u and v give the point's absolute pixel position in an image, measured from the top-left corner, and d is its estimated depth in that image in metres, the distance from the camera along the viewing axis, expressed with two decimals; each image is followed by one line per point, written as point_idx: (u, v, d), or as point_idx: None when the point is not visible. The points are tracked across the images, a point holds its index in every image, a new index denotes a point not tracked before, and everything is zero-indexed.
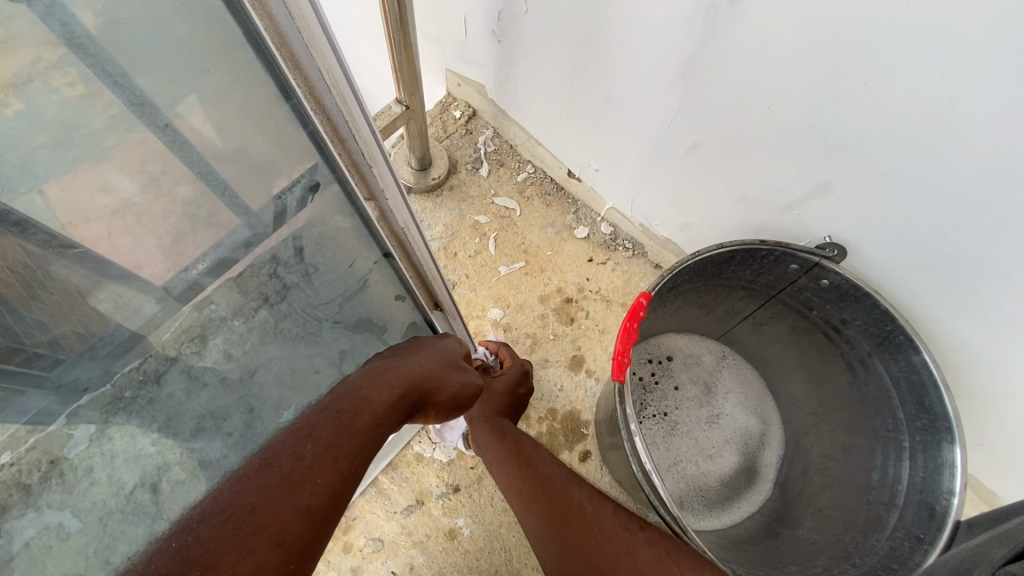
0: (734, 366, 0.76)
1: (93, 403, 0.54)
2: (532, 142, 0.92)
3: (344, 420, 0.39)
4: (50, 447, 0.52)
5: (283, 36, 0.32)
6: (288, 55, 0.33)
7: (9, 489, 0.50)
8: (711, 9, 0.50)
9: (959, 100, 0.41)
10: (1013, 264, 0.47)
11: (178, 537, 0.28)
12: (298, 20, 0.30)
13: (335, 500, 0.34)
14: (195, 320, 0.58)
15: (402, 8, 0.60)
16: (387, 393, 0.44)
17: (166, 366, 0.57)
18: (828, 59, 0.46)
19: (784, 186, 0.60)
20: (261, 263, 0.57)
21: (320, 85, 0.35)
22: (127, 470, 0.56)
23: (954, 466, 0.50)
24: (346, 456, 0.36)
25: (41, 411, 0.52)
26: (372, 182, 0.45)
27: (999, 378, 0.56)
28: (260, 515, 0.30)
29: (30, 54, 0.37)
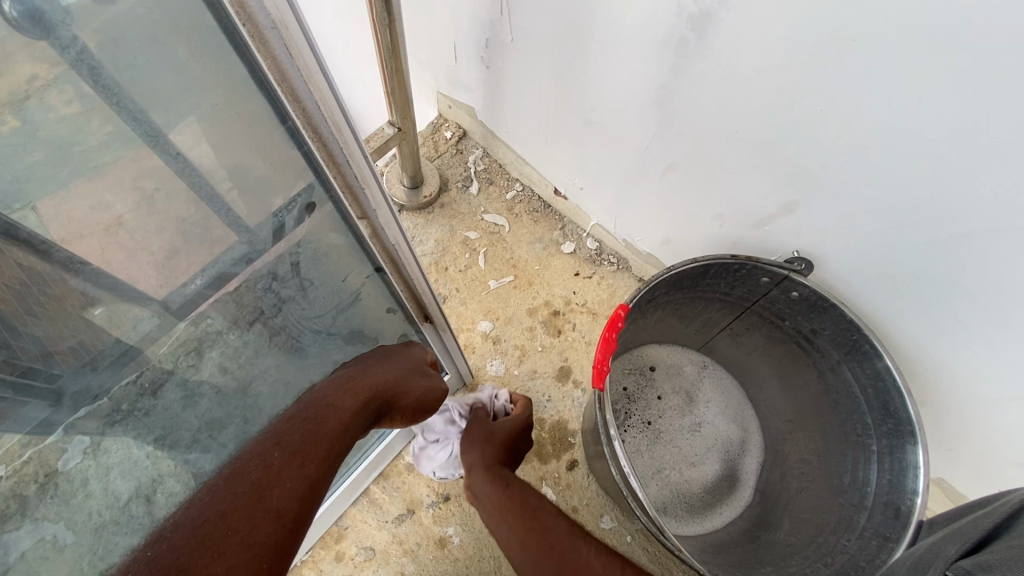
0: (715, 376, 0.79)
1: (91, 414, 0.54)
2: (520, 162, 0.96)
3: (312, 428, 0.42)
4: (46, 461, 0.51)
5: (284, 75, 0.35)
6: (289, 91, 0.36)
7: (7, 500, 0.48)
8: (681, 41, 0.54)
9: (903, 126, 0.45)
10: (963, 277, 0.51)
11: (154, 547, 0.32)
12: (299, 60, 0.33)
13: (302, 502, 0.37)
14: (192, 334, 0.59)
15: (394, 39, 0.64)
16: (353, 399, 0.47)
17: (162, 379, 0.58)
18: (788, 88, 0.49)
19: (755, 204, 0.63)
20: (256, 278, 0.59)
21: (318, 116, 0.38)
22: (123, 482, 0.56)
23: (917, 468, 0.53)
24: (311, 463, 0.40)
25: (43, 419, 0.51)
26: (365, 202, 0.48)
27: (960, 384, 0.59)
28: (232, 521, 0.34)
29: (28, 72, 0.38)
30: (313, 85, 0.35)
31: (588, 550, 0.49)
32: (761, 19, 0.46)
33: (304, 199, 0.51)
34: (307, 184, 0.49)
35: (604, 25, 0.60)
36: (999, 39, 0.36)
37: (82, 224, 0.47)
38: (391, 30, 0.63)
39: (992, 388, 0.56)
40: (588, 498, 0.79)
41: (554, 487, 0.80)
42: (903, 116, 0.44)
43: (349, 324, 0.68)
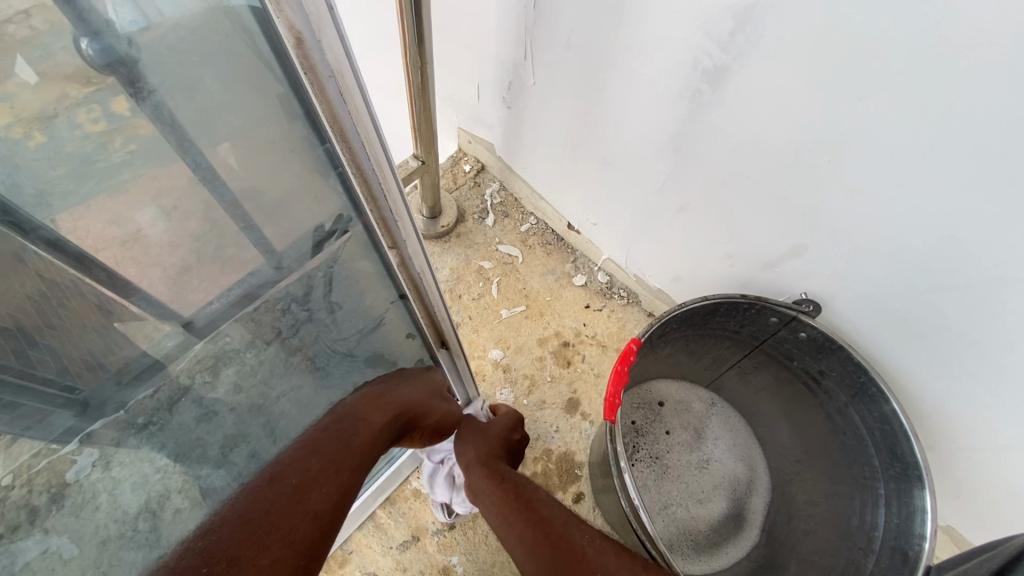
0: (723, 414, 0.79)
1: (108, 426, 0.58)
2: (535, 196, 0.99)
3: (345, 438, 0.46)
4: (55, 471, 0.54)
5: (335, 117, 0.37)
6: (338, 131, 0.38)
7: (19, 509, 0.51)
8: (697, 92, 0.57)
9: (912, 179, 0.47)
10: (970, 326, 0.52)
11: (205, 539, 0.35)
12: (350, 103, 0.36)
13: (336, 505, 0.41)
14: (209, 352, 0.62)
15: (424, 79, 0.69)
16: (381, 413, 0.51)
17: (178, 395, 0.61)
18: (800, 139, 0.52)
19: (766, 246, 0.65)
20: (276, 299, 0.63)
21: (361, 154, 0.40)
22: (128, 497, 0.57)
23: (926, 512, 0.52)
24: (343, 471, 0.43)
25: (68, 427, 0.56)
26: (397, 232, 0.50)
27: (966, 429, 0.60)
28: (273, 518, 0.37)
29: (59, 91, 0.41)
30: (360, 127, 0.38)
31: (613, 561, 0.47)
32: (776, 76, 0.49)
33: (338, 227, 0.54)
34: (343, 213, 0.51)
35: (624, 75, 0.64)
36: (1007, 106, 0.38)
37: (98, 239, 0.51)
38: (423, 72, 0.68)
39: (998, 435, 0.57)
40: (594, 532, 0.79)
41: None
42: (913, 169, 0.46)
43: (366, 348, 0.70)
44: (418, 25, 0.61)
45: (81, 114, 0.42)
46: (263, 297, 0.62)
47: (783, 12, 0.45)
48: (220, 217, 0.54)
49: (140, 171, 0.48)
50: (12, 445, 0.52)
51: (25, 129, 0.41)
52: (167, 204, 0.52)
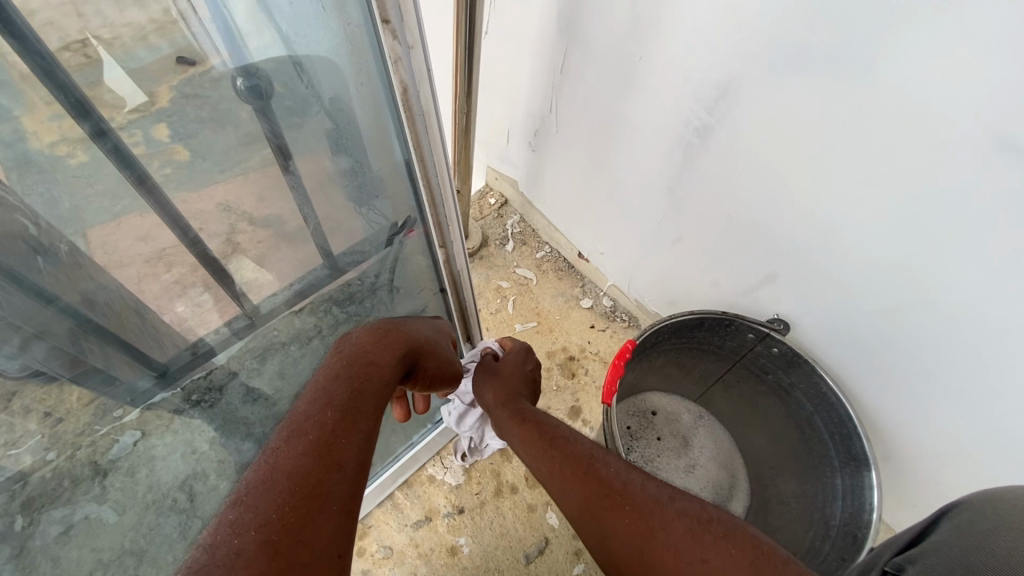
0: (709, 425, 0.90)
1: (163, 403, 0.66)
2: (551, 228, 1.13)
3: (360, 386, 0.47)
4: (100, 447, 0.62)
5: (420, 148, 0.53)
6: (419, 158, 0.55)
7: (84, 465, 0.61)
8: (688, 145, 0.71)
9: (852, 220, 0.59)
10: (910, 343, 0.63)
11: (235, 508, 0.35)
12: (430, 139, 0.52)
13: (362, 454, 0.42)
14: (261, 342, 0.72)
15: (468, 123, 0.85)
16: (391, 356, 0.51)
17: (227, 380, 0.70)
18: (765, 187, 0.66)
19: (745, 274, 0.77)
20: (319, 301, 0.74)
21: (433, 174, 0.57)
22: (171, 470, 0.67)
23: (873, 487, 0.63)
24: (362, 418, 0.44)
25: (146, 390, 0.65)
26: (448, 233, 0.66)
27: (915, 434, 0.71)
28: (300, 478, 0.37)
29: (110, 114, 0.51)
30: (435, 155, 0.55)
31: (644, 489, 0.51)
32: (745, 138, 0.64)
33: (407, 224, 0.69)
34: (407, 218, 0.68)
35: (629, 131, 0.79)
36: (903, 171, 0.52)
37: (125, 253, 0.58)
38: (468, 117, 0.85)
39: (941, 438, 0.68)
40: None
41: (558, 513, 0.87)
42: (850, 214, 0.59)
43: None
44: (469, 81, 0.78)
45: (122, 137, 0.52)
46: (305, 301, 0.73)
47: (752, 87, 0.59)
48: (242, 241, 0.65)
49: (173, 193, 0.57)
50: (59, 424, 0.59)
51: (71, 147, 0.50)
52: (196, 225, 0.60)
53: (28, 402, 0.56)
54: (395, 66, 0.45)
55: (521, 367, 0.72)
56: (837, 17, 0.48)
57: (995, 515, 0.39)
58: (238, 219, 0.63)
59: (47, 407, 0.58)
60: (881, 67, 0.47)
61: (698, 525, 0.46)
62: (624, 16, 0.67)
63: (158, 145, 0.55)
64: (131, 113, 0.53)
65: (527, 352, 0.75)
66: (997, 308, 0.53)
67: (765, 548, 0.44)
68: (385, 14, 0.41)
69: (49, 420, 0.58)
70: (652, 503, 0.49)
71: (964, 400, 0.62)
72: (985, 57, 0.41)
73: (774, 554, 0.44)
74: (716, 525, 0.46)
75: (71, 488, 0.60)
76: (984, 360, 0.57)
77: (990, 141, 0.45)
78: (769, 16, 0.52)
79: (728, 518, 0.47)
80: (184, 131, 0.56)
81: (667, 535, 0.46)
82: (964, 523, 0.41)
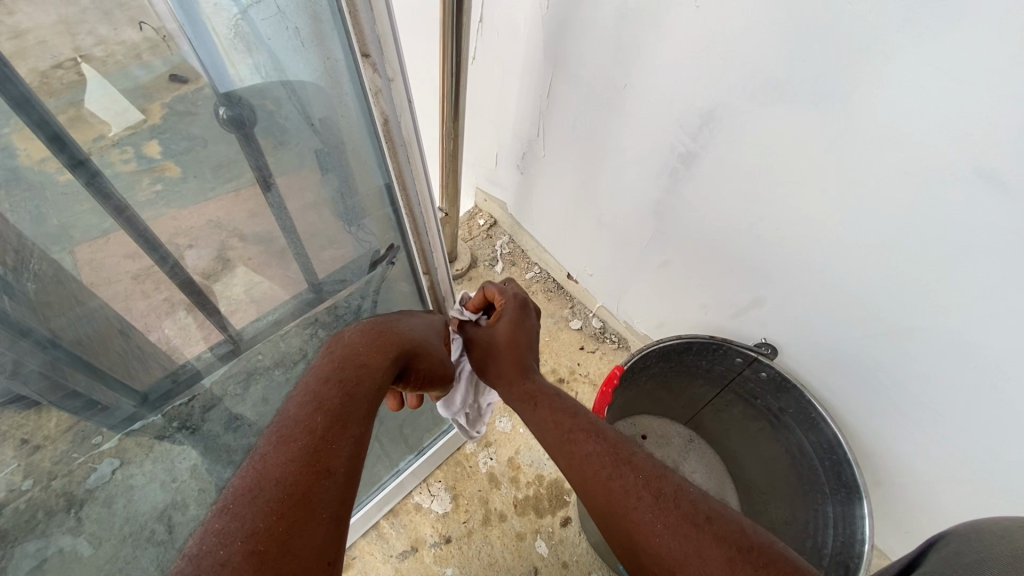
0: (700, 448, 0.94)
1: (145, 429, 0.63)
2: (539, 249, 1.13)
3: (350, 390, 0.44)
4: (78, 476, 0.58)
5: (403, 178, 0.54)
6: (402, 186, 0.55)
7: (58, 497, 0.56)
8: (674, 170, 0.72)
9: (836, 245, 0.60)
10: (896, 368, 0.63)
11: (220, 518, 0.33)
12: (413, 169, 0.53)
13: (353, 462, 0.40)
14: (243, 366, 0.70)
15: (454, 146, 0.86)
16: (382, 358, 0.49)
17: (210, 405, 0.69)
18: (748, 212, 0.66)
19: (732, 297, 0.78)
20: (305, 324, 0.73)
21: (416, 207, 0.58)
22: (149, 500, 0.65)
23: (864, 519, 0.64)
24: (353, 422, 0.42)
25: (129, 414, 0.62)
26: (431, 260, 0.69)
27: (904, 458, 0.71)
28: (287, 486, 0.35)
29: (98, 131, 0.49)
30: (418, 189, 0.56)
31: (633, 480, 0.47)
32: (729, 165, 0.64)
33: (390, 253, 0.72)
34: (390, 245, 0.70)
35: (616, 154, 0.79)
36: (883, 201, 0.53)
37: (113, 271, 0.56)
38: (454, 142, 0.85)
39: (931, 463, 0.67)
40: (579, 555, 0.84)
41: (547, 541, 0.85)
42: (831, 240, 0.60)
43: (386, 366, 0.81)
44: (456, 107, 0.78)
45: (115, 155, 0.51)
46: (293, 321, 0.73)
47: (735, 115, 0.59)
48: (233, 257, 0.65)
49: (162, 210, 0.57)
50: (36, 453, 0.54)
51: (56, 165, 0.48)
52: (182, 244, 0.59)
53: (5, 428, 0.51)
54: (376, 98, 0.46)
55: (523, 325, 0.64)
56: (817, 51, 0.49)
57: (981, 547, 0.38)
58: (229, 235, 0.63)
59: (24, 434, 0.53)
60: (862, 94, 0.48)
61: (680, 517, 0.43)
62: (607, 44, 0.68)
63: (148, 161, 0.54)
64: (125, 130, 0.51)
65: (523, 308, 0.65)
66: (983, 334, 0.53)
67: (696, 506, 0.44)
68: (365, 48, 0.42)
69: (26, 449, 0.53)
70: (634, 497, 0.46)
71: (953, 425, 0.62)
72: (963, 92, 0.42)
73: (695, 508, 0.44)
74: (641, 487, 0.46)
75: (46, 521, 0.55)
76: (974, 387, 0.57)
77: (969, 172, 0.45)
78: (751, 48, 0.53)
79: (654, 464, 0.49)
80: (177, 148, 0.55)
81: (608, 490, 0.47)
82: (953, 554, 0.40)
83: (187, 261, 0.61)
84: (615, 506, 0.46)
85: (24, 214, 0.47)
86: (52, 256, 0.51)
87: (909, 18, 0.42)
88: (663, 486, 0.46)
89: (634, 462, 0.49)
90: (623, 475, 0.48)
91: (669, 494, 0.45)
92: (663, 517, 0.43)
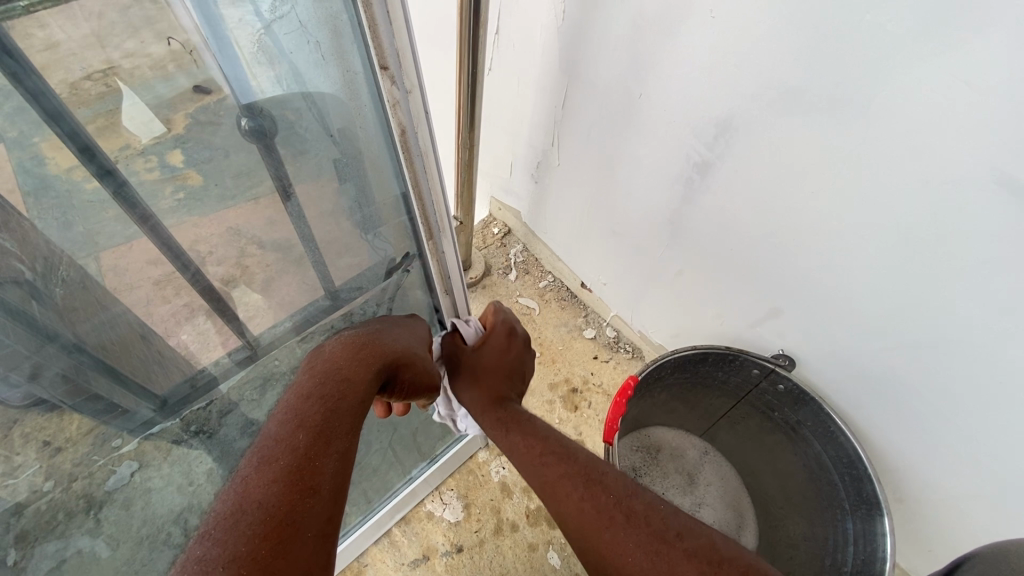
0: (715, 461, 0.92)
1: (161, 434, 0.64)
2: (553, 258, 1.14)
3: (332, 405, 0.45)
4: (98, 478, 0.61)
5: (418, 186, 0.55)
6: (417, 193, 0.56)
7: (78, 499, 0.59)
8: (689, 179, 0.71)
9: (857, 257, 0.59)
10: (919, 384, 0.62)
11: (201, 545, 0.34)
12: (429, 176, 0.54)
13: (338, 480, 0.42)
14: (261, 371, 0.71)
15: (470, 158, 0.87)
16: (366, 372, 0.49)
17: (228, 409, 0.69)
18: (765, 222, 0.65)
19: (748, 308, 0.77)
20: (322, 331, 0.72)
21: (432, 216, 0.60)
22: (167, 503, 0.67)
23: (885, 535, 0.64)
24: (338, 438, 0.44)
25: (146, 419, 0.63)
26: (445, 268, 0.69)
27: (929, 476, 0.69)
28: (269, 508, 0.36)
29: (123, 141, 0.50)
30: (434, 199, 0.57)
31: (609, 496, 0.49)
32: (748, 176, 0.64)
33: (405, 261, 0.71)
34: (405, 253, 0.70)
35: (631, 164, 0.79)
36: (902, 214, 0.52)
37: (136, 276, 0.57)
38: (469, 153, 0.86)
39: (958, 483, 0.65)
40: None
41: (559, 553, 0.84)
42: (852, 252, 0.59)
43: None
44: (471, 118, 0.79)
45: (139, 163, 0.52)
46: (312, 330, 0.72)
47: (752, 124, 0.59)
48: (252, 264, 0.65)
49: (185, 217, 0.57)
50: (58, 454, 0.56)
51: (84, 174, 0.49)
52: (202, 252, 0.60)
53: (29, 430, 0.53)
54: (394, 109, 0.47)
55: (505, 355, 0.63)
56: (834, 61, 0.48)
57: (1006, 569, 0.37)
58: (247, 241, 0.64)
59: (47, 436, 0.55)
60: (882, 100, 0.47)
61: (657, 536, 0.45)
62: (623, 55, 0.68)
63: (172, 170, 0.55)
64: (149, 140, 0.52)
65: (511, 334, 0.65)
66: (1013, 349, 0.51)
67: (662, 525, 0.46)
68: (383, 61, 0.43)
69: (48, 450, 0.55)
70: (602, 518, 0.47)
71: (978, 442, 0.60)
72: (980, 102, 0.42)
73: (667, 525, 0.46)
74: (614, 506, 0.48)
75: (67, 521, 0.58)
76: (1002, 403, 0.55)
77: (991, 181, 0.45)
78: (768, 58, 0.53)
79: (621, 487, 0.50)
80: (199, 157, 0.56)
81: (581, 513, 0.48)
82: None
83: (210, 267, 0.62)
84: (590, 530, 0.48)
85: (52, 220, 0.49)
86: (77, 262, 0.51)
87: (929, 27, 0.41)
88: (633, 505, 0.48)
89: (605, 482, 0.50)
90: (596, 497, 0.49)
91: (641, 515, 0.47)
92: (635, 542, 0.45)
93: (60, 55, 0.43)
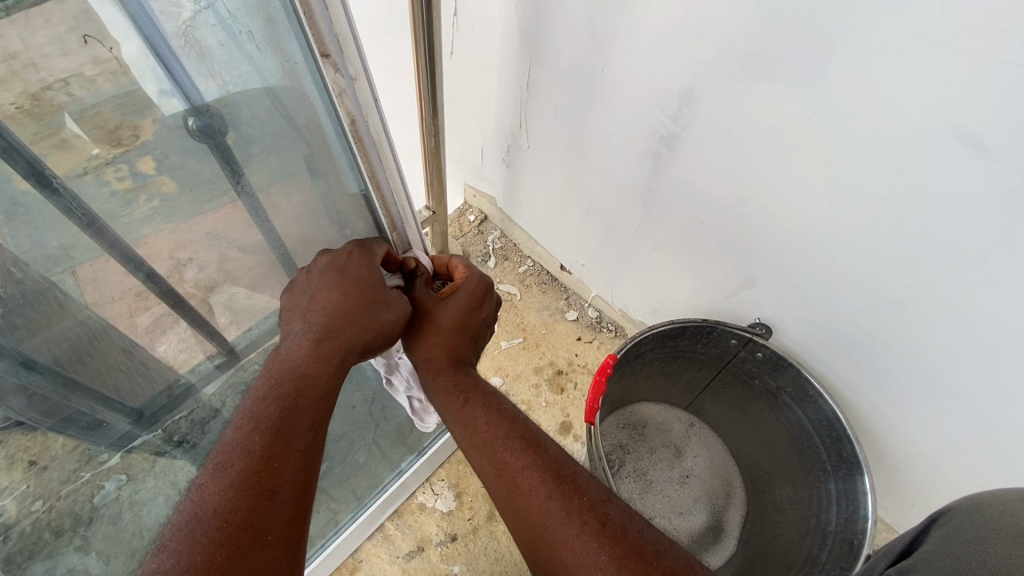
0: (700, 433, 0.93)
1: (143, 446, 0.67)
2: (531, 241, 1.13)
3: (290, 404, 0.45)
4: (83, 494, 0.63)
5: (375, 178, 0.56)
6: (376, 186, 0.57)
7: (65, 516, 0.61)
8: (658, 153, 0.70)
9: (823, 221, 0.59)
10: (890, 342, 0.63)
11: (156, 558, 0.35)
12: (383, 168, 0.56)
13: (302, 481, 0.43)
14: (239, 377, 0.74)
15: (437, 146, 0.85)
16: (324, 367, 0.49)
17: (208, 417, 0.72)
18: (734, 192, 0.65)
19: (723, 280, 0.77)
20: None
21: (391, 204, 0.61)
22: (156, 515, 0.67)
23: (866, 493, 0.66)
24: (297, 437, 0.44)
25: (125, 432, 0.65)
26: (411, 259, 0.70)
27: (908, 434, 0.70)
28: (223, 514, 0.37)
29: (89, 152, 0.45)
30: (394, 191, 0.59)
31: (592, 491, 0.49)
32: (715, 147, 0.63)
33: None
34: None
35: (600, 141, 0.78)
36: (866, 175, 0.52)
37: (114, 288, 0.54)
38: (436, 141, 0.84)
39: (935, 435, 0.67)
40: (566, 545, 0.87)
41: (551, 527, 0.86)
42: (816, 217, 0.59)
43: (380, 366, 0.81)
44: (433, 105, 0.77)
45: (108, 173, 0.47)
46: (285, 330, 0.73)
47: (714, 94, 0.58)
48: (233, 268, 0.63)
49: (160, 226, 0.54)
50: (43, 472, 0.58)
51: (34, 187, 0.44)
52: (183, 258, 0.57)
53: (12, 451, 0.54)
54: (341, 98, 0.47)
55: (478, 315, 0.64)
56: (792, 25, 0.47)
57: (991, 518, 0.35)
58: (227, 247, 0.60)
59: (30, 455, 0.56)
60: (845, 60, 0.46)
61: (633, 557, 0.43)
62: (582, 30, 0.67)
63: (145, 177, 0.49)
64: (115, 148, 0.46)
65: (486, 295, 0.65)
66: (978, 301, 0.52)
67: (616, 518, 0.46)
68: (324, 48, 0.43)
69: (32, 469, 0.57)
70: (545, 508, 0.47)
71: (952, 396, 0.61)
72: (924, 58, 0.42)
73: (643, 540, 0.45)
74: (585, 510, 0.47)
75: (54, 540, 0.60)
76: (971, 354, 0.56)
77: (953, 139, 0.45)
78: (730, 24, 0.51)
79: (592, 490, 0.49)
80: (168, 163, 0.50)
81: (547, 513, 0.47)
82: (952, 532, 0.36)
83: (186, 276, 0.59)
84: (545, 524, 0.47)
85: (22, 237, 0.45)
86: (51, 279, 0.49)
87: None
88: (596, 516, 0.46)
89: (577, 483, 0.49)
90: (566, 497, 0.48)
91: (616, 526, 0.45)
92: (585, 527, 0.45)
93: (13, 67, 0.38)
